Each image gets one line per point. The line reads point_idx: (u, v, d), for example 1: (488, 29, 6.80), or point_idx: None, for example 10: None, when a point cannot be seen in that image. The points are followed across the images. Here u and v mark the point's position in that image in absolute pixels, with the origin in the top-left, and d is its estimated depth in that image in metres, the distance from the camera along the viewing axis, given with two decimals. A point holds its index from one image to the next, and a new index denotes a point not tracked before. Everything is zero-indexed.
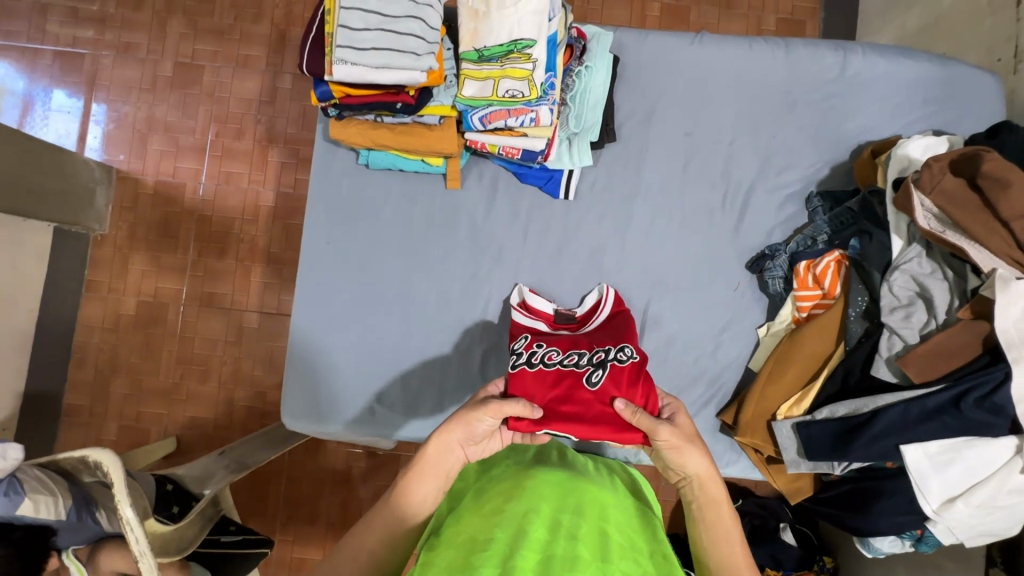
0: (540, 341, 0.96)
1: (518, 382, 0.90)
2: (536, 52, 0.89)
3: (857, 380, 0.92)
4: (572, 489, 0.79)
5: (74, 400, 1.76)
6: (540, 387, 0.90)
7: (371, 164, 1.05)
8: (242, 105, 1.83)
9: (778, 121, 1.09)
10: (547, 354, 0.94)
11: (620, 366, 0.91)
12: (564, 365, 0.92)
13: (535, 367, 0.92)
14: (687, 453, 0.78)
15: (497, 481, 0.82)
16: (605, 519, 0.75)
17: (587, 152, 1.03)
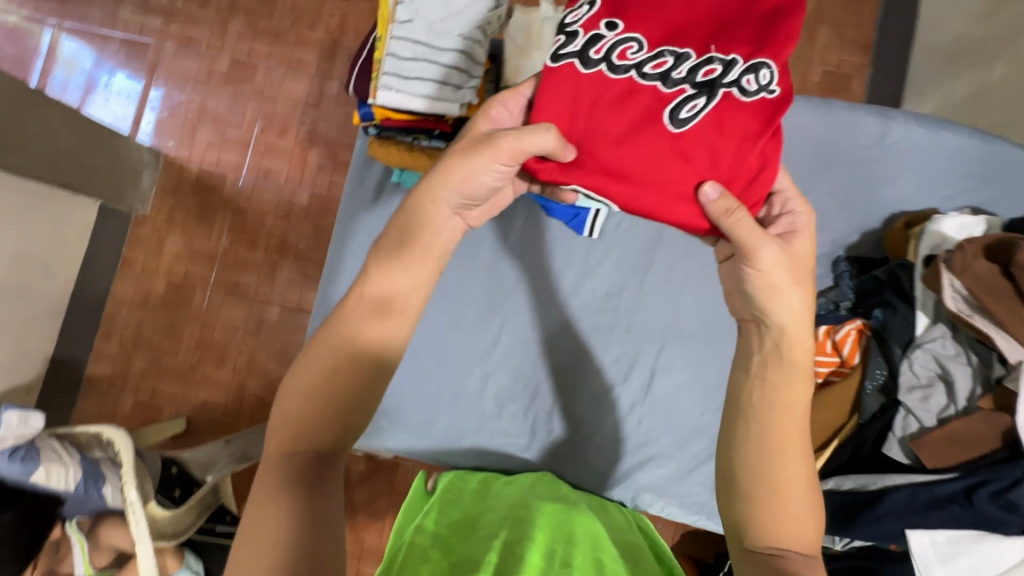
0: (619, 27, 0.70)
1: (552, 99, 0.69)
2: None
3: (866, 454, 0.91)
4: (565, 520, 0.82)
5: (96, 370, 1.82)
6: (590, 114, 0.69)
7: (403, 183, 1.05)
8: (289, 105, 1.90)
9: (811, 182, 1.09)
10: (620, 51, 0.69)
11: (739, 99, 0.67)
12: (639, 70, 0.69)
13: (594, 68, 0.70)
14: (782, 294, 0.71)
15: (492, 512, 0.87)
16: (598, 551, 0.78)
17: None
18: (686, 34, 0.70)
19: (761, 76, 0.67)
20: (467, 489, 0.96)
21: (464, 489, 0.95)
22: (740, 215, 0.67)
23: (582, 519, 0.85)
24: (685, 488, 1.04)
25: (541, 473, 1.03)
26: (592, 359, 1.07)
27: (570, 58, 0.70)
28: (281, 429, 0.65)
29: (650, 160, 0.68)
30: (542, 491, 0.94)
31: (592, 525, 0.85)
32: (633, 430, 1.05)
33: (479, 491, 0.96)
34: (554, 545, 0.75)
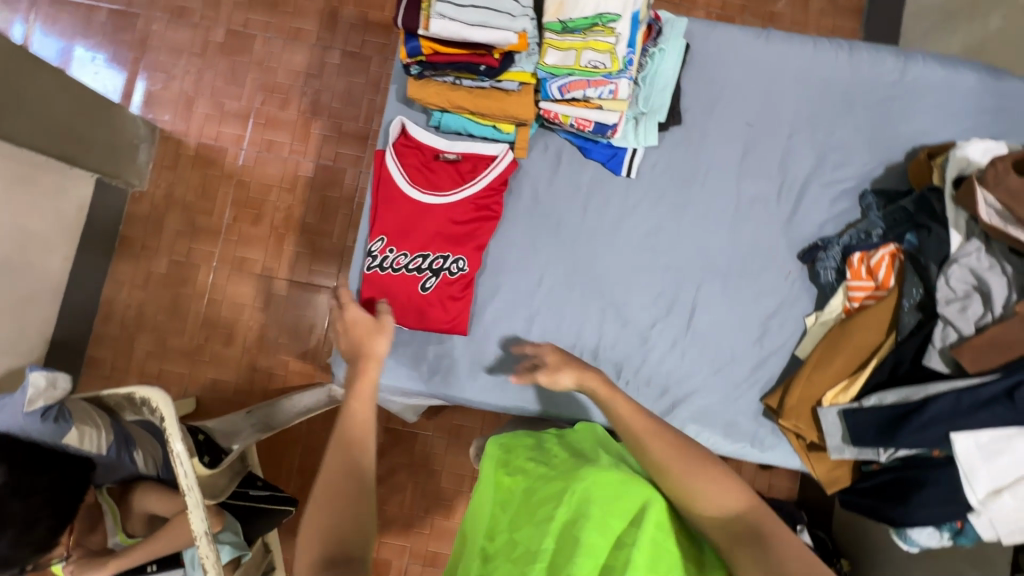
0: (394, 246, 1.03)
1: (369, 278, 1.03)
2: (619, 26, 0.92)
3: (906, 370, 0.95)
4: (628, 493, 0.70)
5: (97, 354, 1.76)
6: (386, 286, 1.03)
7: (441, 126, 1.06)
8: (289, 77, 1.86)
9: (836, 120, 1.12)
10: (395, 259, 1.03)
11: (450, 278, 1.03)
12: (407, 268, 1.03)
13: (383, 265, 1.03)
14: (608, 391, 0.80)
15: (549, 482, 0.74)
16: (664, 528, 0.68)
17: (652, 132, 1.06)
18: (422, 223, 1.03)
19: (456, 265, 1.03)
20: (519, 455, 0.85)
21: (518, 455, 0.85)
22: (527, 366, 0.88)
23: (651, 490, 0.72)
24: (729, 417, 1.06)
25: (579, 425, 0.93)
26: (634, 297, 1.08)
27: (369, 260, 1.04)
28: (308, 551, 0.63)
29: (419, 307, 1.03)
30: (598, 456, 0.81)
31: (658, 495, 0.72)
32: (677, 364, 1.07)
33: (535, 453, 0.85)
34: (609, 525, 0.66)
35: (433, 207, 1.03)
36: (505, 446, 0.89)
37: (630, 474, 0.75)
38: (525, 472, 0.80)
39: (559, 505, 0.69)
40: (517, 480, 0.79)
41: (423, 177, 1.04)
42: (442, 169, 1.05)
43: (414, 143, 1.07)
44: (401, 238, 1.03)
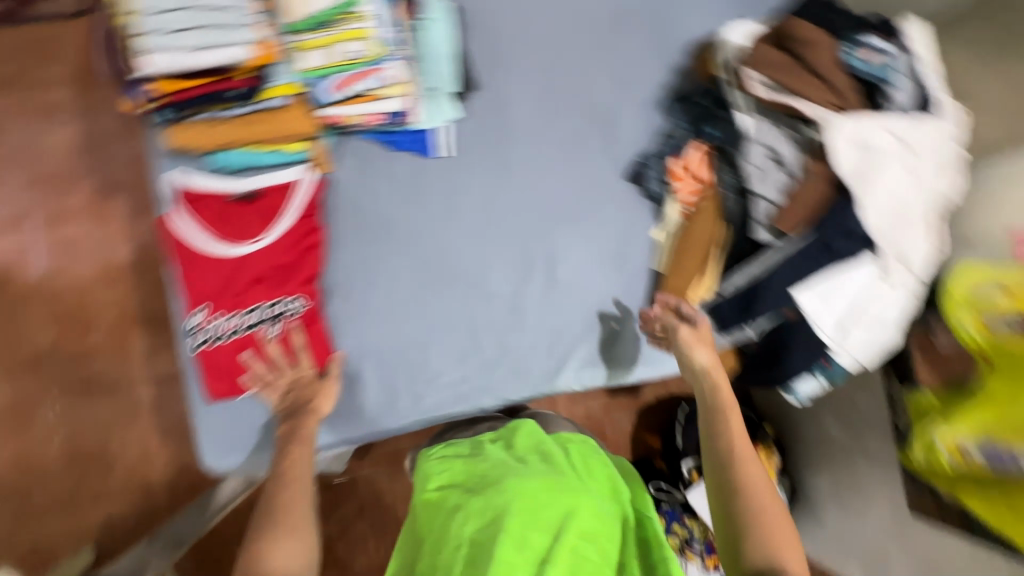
0: (217, 310, 0.93)
1: (204, 356, 0.92)
2: (367, 9, 0.87)
3: (744, 250, 1.02)
4: (549, 502, 0.83)
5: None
6: (227, 357, 0.93)
7: (223, 167, 0.94)
8: (22, 139, 1.45)
9: (617, 40, 1.15)
10: (224, 324, 0.93)
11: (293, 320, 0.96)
12: (241, 328, 0.93)
13: (216, 336, 0.93)
14: (697, 349, 0.94)
15: (480, 495, 0.85)
16: (582, 533, 0.81)
17: (451, 106, 1.03)
18: (239, 275, 0.94)
19: (293, 305, 0.96)
20: (454, 462, 0.96)
21: (454, 464, 0.95)
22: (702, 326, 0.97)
23: (575, 498, 0.84)
24: (618, 349, 1.09)
25: (512, 424, 1.04)
26: (493, 271, 1.06)
27: (198, 338, 0.93)
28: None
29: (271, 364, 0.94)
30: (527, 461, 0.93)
31: (582, 501, 0.84)
32: (556, 320, 1.07)
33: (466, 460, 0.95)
34: (531, 538, 0.79)
35: (250, 256, 0.94)
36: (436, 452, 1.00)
37: (552, 479, 0.87)
38: (459, 482, 0.91)
39: (485, 519, 0.81)
40: (450, 492, 0.90)
41: (220, 226, 0.94)
42: (242, 213, 0.94)
43: (200, 194, 0.94)
44: (221, 299, 0.93)
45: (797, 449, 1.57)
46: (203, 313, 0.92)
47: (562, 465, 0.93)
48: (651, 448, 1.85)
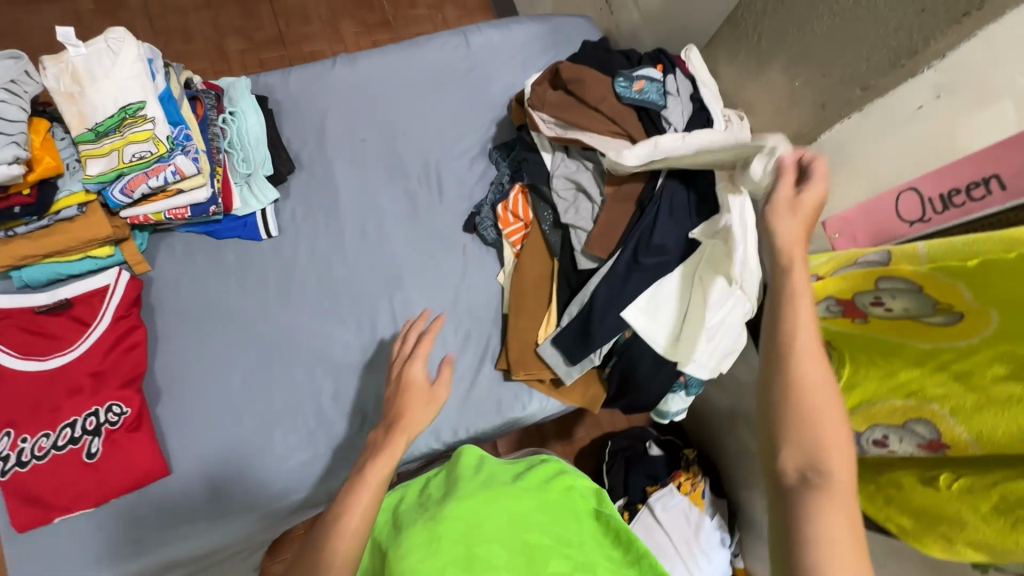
0: (26, 433, 0.88)
1: (14, 485, 0.86)
2: (151, 111, 0.90)
3: (576, 280, 1.03)
4: (495, 508, 0.70)
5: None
6: (40, 482, 0.86)
7: (30, 282, 0.94)
8: None
9: (437, 103, 1.21)
10: (35, 445, 0.87)
11: (114, 429, 0.90)
12: (56, 447, 0.88)
13: (28, 462, 0.87)
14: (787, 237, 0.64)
15: (417, 520, 0.70)
16: (525, 524, 0.68)
17: (267, 186, 1.05)
18: (53, 391, 0.90)
19: (114, 412, 0.91)
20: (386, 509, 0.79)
21: (386, 511, 0.78)
22: (817, 176, 0.67)
23: (506, 498, 0.71)
24: (476, 398, 1.07)
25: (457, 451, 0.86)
26: (335, 341, 1.04)
27: (7, 466, 0.86)
28: None
29: (91, 482, 0.88)
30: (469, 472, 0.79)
31: (522, 498, 0.72)
32: None
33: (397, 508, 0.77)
34: (479, 552, 0.63)
35: (63, 368, 0.91)
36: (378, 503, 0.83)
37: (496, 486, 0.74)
38: (384, 535, 0.73)
39: (418, 551, 0.64)
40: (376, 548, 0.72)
41: (32, 341, 0.91)
42: (54, 324, 0.93)
43: (6, 312, 0.92)
44: (33, 419, 0.88)
45: (730, 468, 1.57)
46: (10, 438, 0.87)
47: (500, 474, 0.80)
48: None
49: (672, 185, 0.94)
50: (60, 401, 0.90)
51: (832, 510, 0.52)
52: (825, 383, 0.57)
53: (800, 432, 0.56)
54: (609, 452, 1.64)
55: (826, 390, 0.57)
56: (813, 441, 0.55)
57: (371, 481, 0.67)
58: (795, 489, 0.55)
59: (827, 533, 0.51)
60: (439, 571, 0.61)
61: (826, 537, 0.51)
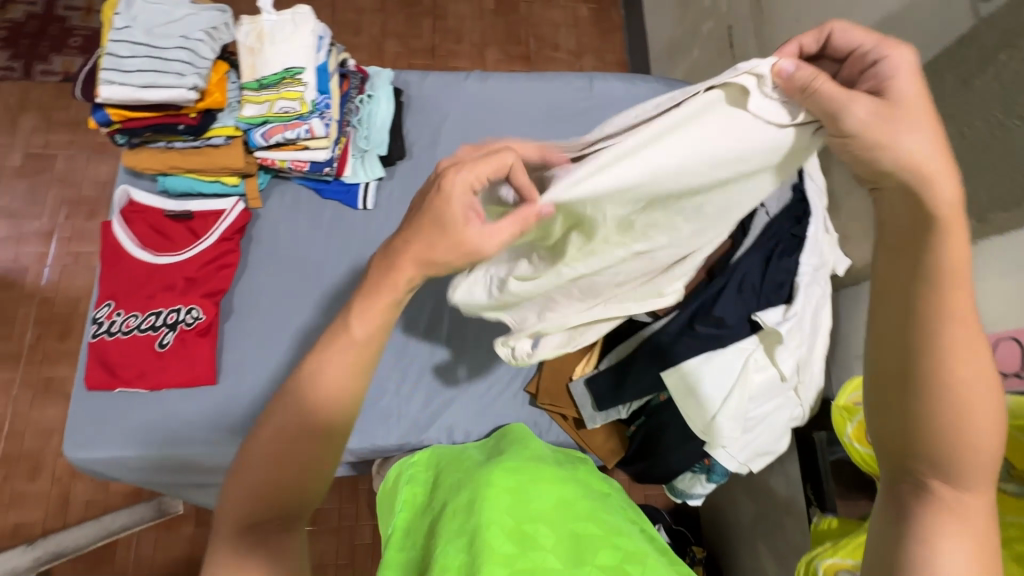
0: (121, 309, 1.02)
1: (98, 348, 0.99)
2: (306, 77, 1.04)
3: (626, 328, 1.03)
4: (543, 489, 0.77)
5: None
6: (116, 353, 0.99)
7: (169, 189, 1.10)
8: (95, 188, 2.02)
9: (546, 133, 1.28)
10: (124, 321, 1.01)
11: (186, 330, 1.02)
12: (139, 329, 1.01)
13: (114, 333, 1.00)
14: (895, 135, 0.51)
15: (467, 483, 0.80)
16: (574, 514, 0.74)
17: (377, 164, 1.17)
18: (153, 282, 1.04)
19: (191, 315, 1.03)
20: (432, 474, 0.90)
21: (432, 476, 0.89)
22: (894, 66, 0.52)
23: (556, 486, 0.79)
24: (497, 411, 1.09)
25: (504, 428, 1.02)
26: None
27: (99, 331, 1.01)
28: (241, 492, 0.54)
29: (153, 367, 1.00)
30: (523, 451, 0.90)
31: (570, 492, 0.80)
32: (439, 371, 1.10)
33: (447, 472, 0.88)
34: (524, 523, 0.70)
35: (167, 265, 1.05)
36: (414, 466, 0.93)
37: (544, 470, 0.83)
38: (433, 493, 0.83)
39: (471, 506, 0.73)
40: (422, 504, 0.83)
41: (153, 237, 1.07)
42: (173, 228, 1.08)
43: (143, 208, 1.08)
44: (131, 299, 1.02)
45: None
46: (109, 309, 1.01)
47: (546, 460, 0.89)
48: None
49: (749, 262, 0.91)
50: (156, 292, 1.03)
51: (953, 534, 0.51)
52: (975, 377, 0.53)
53: (941, 437, 0.53)
54: None
55: (976, 385, 0.52)
56: (953, 446, 0.52)
57: (357, 336, 0.58)
58: (911, 495, 0.54)
59: (953, 544, 0.51)
60: (491, 527, 0.68)
61: (946, 553, 0.50)
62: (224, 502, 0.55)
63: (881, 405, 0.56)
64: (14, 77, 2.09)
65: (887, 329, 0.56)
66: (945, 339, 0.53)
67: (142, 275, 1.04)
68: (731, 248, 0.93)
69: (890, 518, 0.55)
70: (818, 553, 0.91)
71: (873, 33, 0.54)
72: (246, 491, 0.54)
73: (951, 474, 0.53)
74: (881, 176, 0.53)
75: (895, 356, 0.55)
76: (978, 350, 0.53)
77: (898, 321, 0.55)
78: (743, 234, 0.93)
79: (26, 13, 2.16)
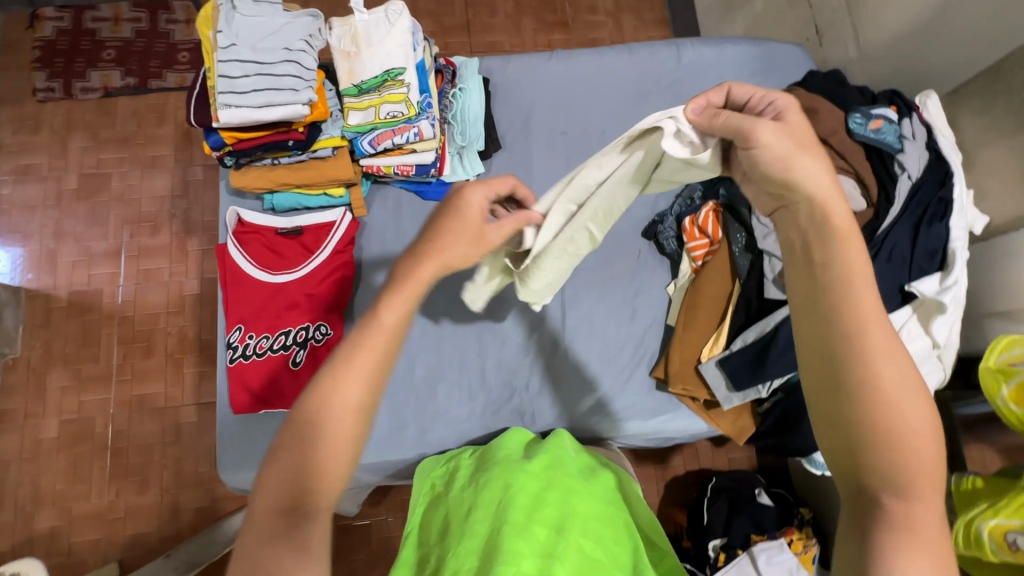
0: (253, 331, 1.02)
1: (237, 372, 1.00)
2: (408, 77, 1.00)
3: (757, 307, 1.01)
4: (557, 504, 0.82)
5: (14, 540, 1.72)
6: (255, 376, 1.00)
7: (276, 207, 1.09)
8: (153, 202, 2.00)
9: (637, 109, 1.24)
10: (257, 344, 1.02)
11: (317, 346, 1.02)
12: (273, 349, 1.02)
13: (250, 356, 1.01)
14: (797, 160, 0.58)
15: (494, 485, 0.86)
16: (586, 537, 0.78)
17: (477, 160, 1.14)
18: (278, 302, 1.04)
19: (318, 331, 1.03)
20: (455, 466, 0.97)
21: (454, 468, 0.96)
22: (788, 104, 0.62)
23: (572, 496, 0.84)
24: (626, 398, 1.09)
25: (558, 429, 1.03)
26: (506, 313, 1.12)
27: (235, 355, 1.01)
28: (274, 488, 0.52)
29: (291, 386, 1.00)
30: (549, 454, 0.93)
31: (586, 505, 0.84)
32: (563, 365, 1.10)
33: (466, 469, 0.94)
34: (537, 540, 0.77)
35: (287, 283, 1.05)
36: (441, 460, 0.99)
37: (564, 480, 0.87)
38: (452, 485, 0.92)
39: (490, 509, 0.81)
40: (444, 492, 0.92)
41: (269, 256, 1.06)
42: (287, 246, 1.07)
43: (254, 228, 1.07)
44: (261, 321, 1.03)
45: None
46: (242, 332, 1.02)
47: (569, 464, 0.92)
48: (678, 526, 1.67)
49: (897, 231, 0.89)
50: (282, 310, 1.04)
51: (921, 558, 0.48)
52: (902, 384, 0.54)
53: (884, 446, 0.52)
54: (712, 487, 1.59)
55: (904, 389, 0.53)
56: (893, 456, 0.52)
57: (387, 324, 0.58)
58: (870, 517, 0.51)
59: (909, 559, 0.48)
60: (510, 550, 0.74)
61: None
62: (253, 509, 0.52)
63: (830, 420, 0.55)
64: (56, 98, 2.05)
65: (817, 342, 0.56)
66: (868, 347, 0.54)
67: (267, 296, 1.04)
68: (874, 220, 0.90)
69: (858, 542, 0.51)
70: (978, 516, 0.90)
71: (759, 89, 0.65)
72: (273, 481, 0.53)
73: (901, 490, 0.51)
74: (787, 187, 0.59)
75: (828, 374, 0.55)
76: (897, 357, 0.55)
77: (816, 343, 0.57)
78: (887, 204, 0.90)
79: (55, 29, 2.10)
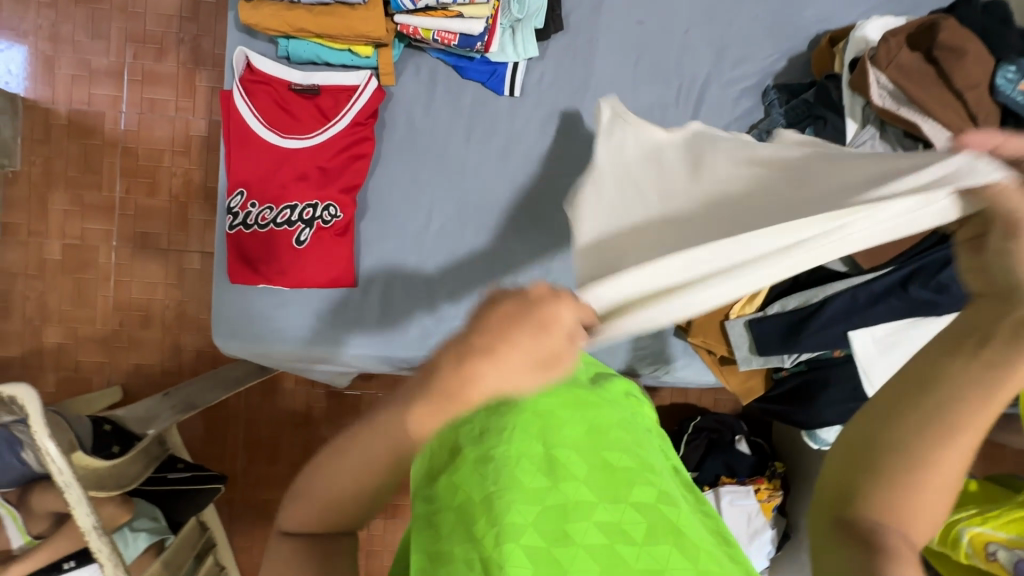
0: (256, 199, 0.93)
1: (237, 241, 0.93)
2: None
3: (808, 273, 0.92)
4: (574, 417, 0.64)
5: (22, 349, 1.67)
6: (255, 247, 0.93)
7: (291, 56, 0.95)
8: (160, 22, 1.68)
9: (734, 10, 1.02)
10: (260, 213, 0.93)
11: (324, 228, 0.94)
12: (276, 223, 0.93)
13: (252, 227, 0.93)
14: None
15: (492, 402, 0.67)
16: (607, 445, 0.63)
17: (532, 41, 0.96)
18: (285, 169, 0.93)
19: (326, 212, 0.93)
20: None
21: None
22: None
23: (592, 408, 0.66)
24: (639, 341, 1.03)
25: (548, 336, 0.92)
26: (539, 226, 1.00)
27: (236, 224, 0.93)
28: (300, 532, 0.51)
29: (290, 264, 0.93)
30: None
31: (605, 414, 0.66)
32: None
33: None
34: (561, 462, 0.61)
35: (297, 151, 0.93)
36: None
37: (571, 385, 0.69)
38: None
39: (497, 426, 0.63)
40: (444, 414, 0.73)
41: (280, 116, 0.94)
42: (299, 107, 0.94)
43: (264, 78, 0.94)
44: (264, 189, 0.93)
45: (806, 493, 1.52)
46: (245, 198, 0.93)
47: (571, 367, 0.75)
48: None
49: None
50: (291, 181, 0.93)
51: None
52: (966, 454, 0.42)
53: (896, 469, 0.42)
54: (694, 425, 1.54)
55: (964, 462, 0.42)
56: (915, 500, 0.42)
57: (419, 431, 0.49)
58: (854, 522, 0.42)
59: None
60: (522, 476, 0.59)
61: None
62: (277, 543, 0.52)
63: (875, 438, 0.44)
64: None
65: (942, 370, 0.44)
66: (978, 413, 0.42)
67: (276, 163, 0.93)
68: None
69: (839, 567, 0.40)
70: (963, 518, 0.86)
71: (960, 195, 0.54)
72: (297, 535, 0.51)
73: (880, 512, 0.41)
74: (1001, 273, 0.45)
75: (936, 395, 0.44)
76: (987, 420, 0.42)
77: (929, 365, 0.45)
78: None
79: None
